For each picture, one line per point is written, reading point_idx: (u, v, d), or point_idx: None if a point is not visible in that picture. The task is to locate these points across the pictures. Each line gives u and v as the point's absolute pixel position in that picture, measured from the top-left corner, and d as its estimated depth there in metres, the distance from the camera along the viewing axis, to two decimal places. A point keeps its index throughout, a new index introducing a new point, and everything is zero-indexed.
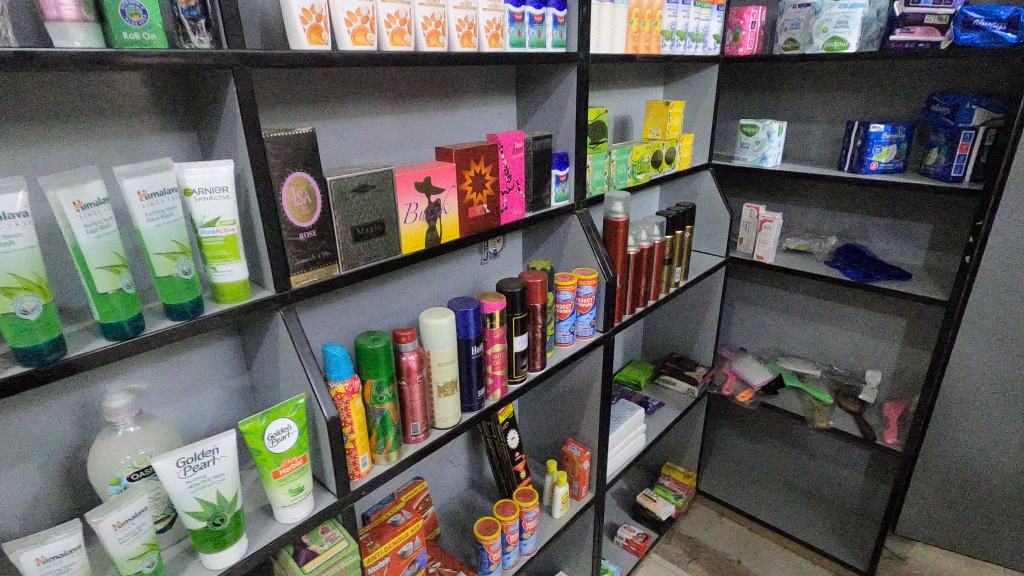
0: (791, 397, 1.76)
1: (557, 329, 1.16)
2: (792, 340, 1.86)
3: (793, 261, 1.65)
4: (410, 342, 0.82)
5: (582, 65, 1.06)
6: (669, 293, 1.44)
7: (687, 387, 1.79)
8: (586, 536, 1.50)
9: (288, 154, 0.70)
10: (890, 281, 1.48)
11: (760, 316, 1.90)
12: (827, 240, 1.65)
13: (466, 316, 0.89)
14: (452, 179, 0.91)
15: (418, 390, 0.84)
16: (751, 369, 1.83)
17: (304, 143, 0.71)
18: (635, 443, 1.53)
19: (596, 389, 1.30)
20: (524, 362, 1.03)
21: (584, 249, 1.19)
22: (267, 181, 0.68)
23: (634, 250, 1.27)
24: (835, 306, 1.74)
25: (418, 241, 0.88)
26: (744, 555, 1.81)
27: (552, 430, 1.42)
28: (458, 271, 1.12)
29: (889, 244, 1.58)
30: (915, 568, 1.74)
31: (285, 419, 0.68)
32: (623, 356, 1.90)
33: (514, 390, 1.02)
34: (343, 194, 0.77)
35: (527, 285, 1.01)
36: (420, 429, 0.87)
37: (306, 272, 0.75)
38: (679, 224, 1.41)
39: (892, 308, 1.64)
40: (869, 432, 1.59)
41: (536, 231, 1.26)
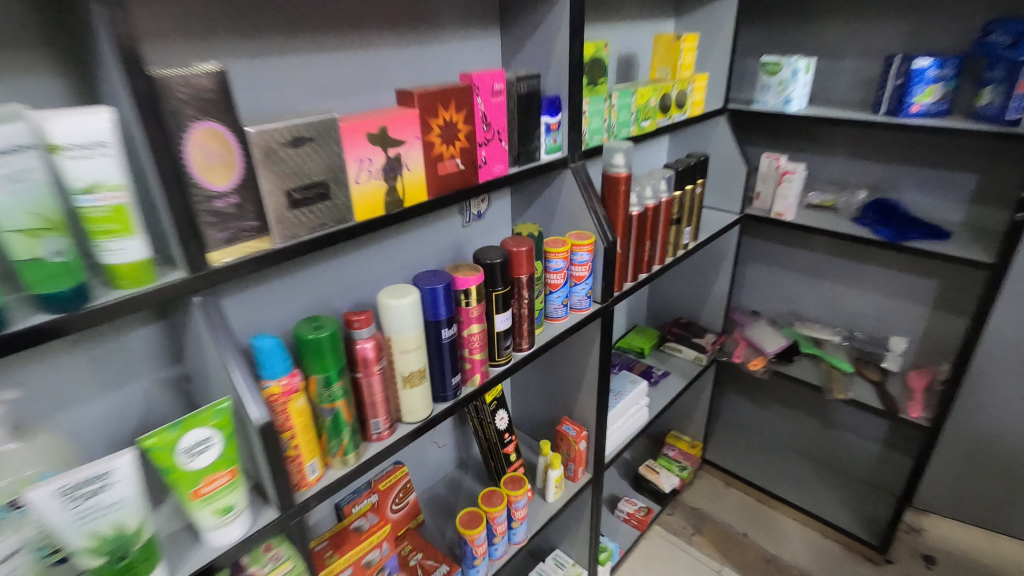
0: (807, 365, 1.65)
1: (548, 302, 1.03)
2: (810, 304, 1.71)
3: (815, 219, 1.49)
4: (365, 328, 0.69)
5: None
6: (677, 257, 1.29)
7: (695, 355, 1.67)
8: (583, 515, 1.41)
9: (189, 101, 0.55)
10: (925, 241, 1.32)
11: (775, 277, 1.75)
12: (854, 195, 1.48)
13: (435, 294, 0.75)
14: (415, 129, 0.75)
15: (377, 383, 0.72)
16: (765, 335, 1.70)
17: (212, 85, 0.56)
18: (638, 418, 1.42)
19: (593, 364, 1.18)
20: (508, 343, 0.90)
21: (579, 210, 1.04)
22: (162, 136, 0.53)
23: (638, 210, 1.12)
24: (859, 267, 1.58)
25: (374, 205, 0.74)
26: (751, 528, 1.75)
27: (546, 406, 1.31)
28: (432, 237, 0.98)
29: (923, 198, 1.41)
30: (930, 541, 1.66)
31: (204, 428, 0.56)
32: (625, 321, 1.78)
33: (497, 375, 0.90)
34: (271, 150, 0.62)
35: (510, 255, 0.87)
36: (383, 425, 0.75)
37: (230, 248, 0.62)
38: (689, 178, 1.25)
39: (923, 269, 1.48)
40: (892, 405, 1.47)
41: (526, 188, 1.11)
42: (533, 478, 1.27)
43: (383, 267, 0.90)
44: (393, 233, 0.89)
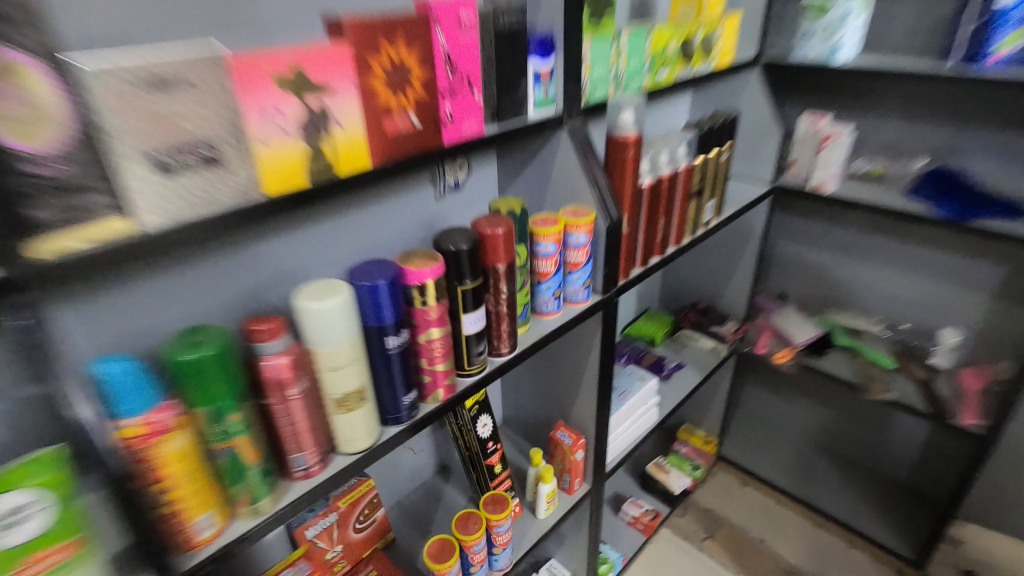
0: (841, 358, 1.46)
1: (536, 294, 0.84)
2: (846, 289, 1.50)
3: (860, 192, 1.27)
4: (275, 341, 0.52)
5: None
6: (697, 237, 1.09)
7: (714, 345, 1.49)
8: (582, 525, 1.26)
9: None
10: (996, 221, 1.10)
11: (808, 257, 1.54)
12: (909, 163, 1.26)
13: (376, 293, 0.57)
14: (347, 71, 0.56)
15: (297, 410, 0.55)
16: (793, 323, 1.51)
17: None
18: (646, 419, 1.25)
19: (593, 364, 1.00)
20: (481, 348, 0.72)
21: (576, 181, 0.84)
22: None
23: (649, 180, 0.92)
24: (908, 249, 1.37)
25: (293, 174, 0.55)
26: (769, 533, 1.59)
27: (540, 407, 1.14)
28: (392, 214, 0.80)
29: (991, 163, 1.15)
30: None
31: (12, 493, 0.40)
32: (636, 305, 1.59)
33: (467, 387, 0.73)
34: (121, 93, 0.43)
35: (483, 239, 0.68)
36: (310, 460, 0.58)
37: (65, 232, 0.44)
38: (715, 142, 1.04)
39: (987, 253, 1.27)
40: (941, 407, 1.28)
41: (513, 154, 0.91)
42: (522, 489, 1.12)
43: (323, 251, 0.73)
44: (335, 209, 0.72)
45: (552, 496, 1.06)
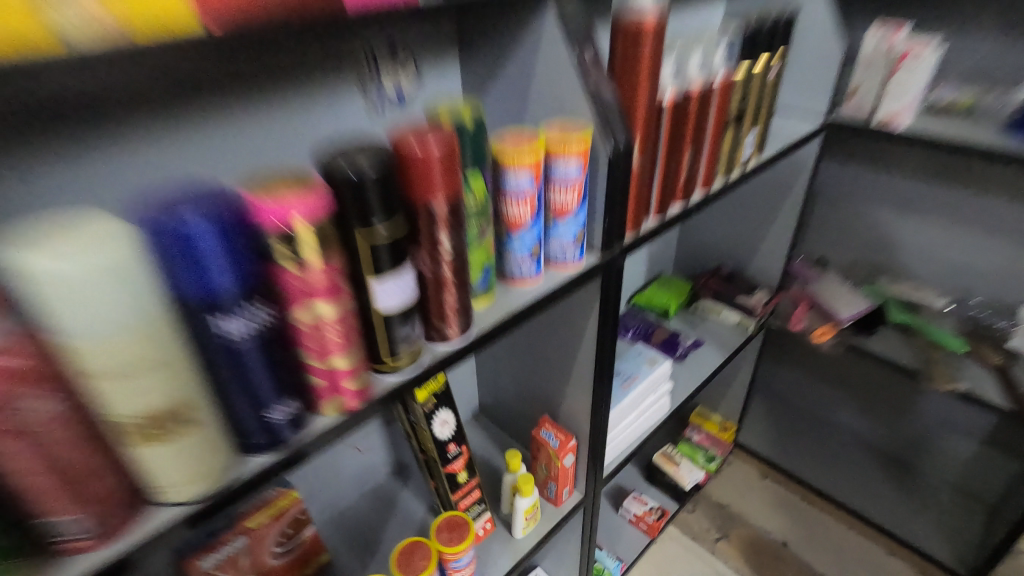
0: (894, 338, 1.20)
1: (504, 252, 0.58)
2: (904, 254, 1.24)
3: (939, 128, 0.99)
4: None
5: None
6: (730, 180, 0.82)
7: (739, 319, 1.23)
8: (574, 538, 1.04)
9: None
10: None
11: (857, 215, 1.27)
12: (1008, 90, 0.96)
13: (192, 246, 0.33)
14: None
15: (37, 453, 0.31)
16: (837, 294, 1.25)
17: None
18: (655, 411, 1.01)
19: (588, 348, 0.75)
20: (410, 331, 0.48)
21: (567, 87, 0.58)
22: None
23: (672, 94, 0.65)
24: (991, 203, 1.09)
25: (22, 16, 0.28)
26: (793, 536, 1.37)
27: (523, 396, 0.91)
28: (278, 130, 0.57)
29: None
30: None
31: None
32: (646, 270, 1.33)
33: (388, 391, 0.48)
34: None
35: (406, 160, 0.43)
36: (90, 525, 0.35)
37: None
38: (763, 49, 0.76)
39: None
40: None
41: (481, 56, 0.65)
42: (498, 499, 0.89)
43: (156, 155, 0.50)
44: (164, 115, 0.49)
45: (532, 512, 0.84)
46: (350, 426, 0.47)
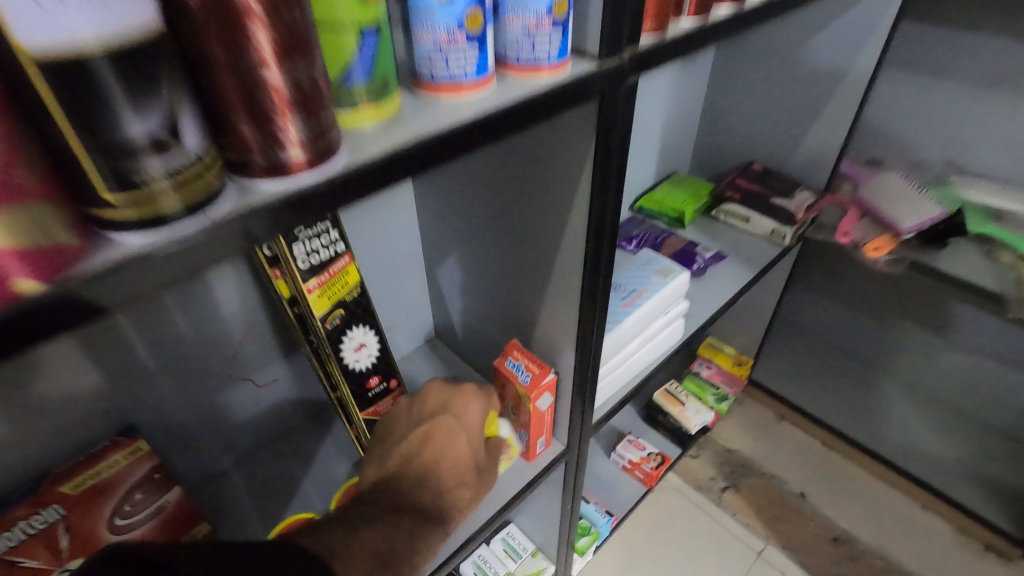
0: (969, 254, 0.94)
1: (416, 13, 0.31)
2: (998, 148, 0.96)
3: None
4: None
5: None
6: None
7: (772, 228, 0.97)
8: (553, 499, 0.82)
9: None
10: None
11: (938, 95, 0.99)
12: None
13: None
14: None
15: None
16: (899, 197, 0.98)
17: None
18: (664, 340, 0.77)
19: (575, 239, 0.49)
20: (160, 137, 0.21)
21: None
22: None
23: None
24: None
25: None
26: (813, 487, 1.18)
27: (487, 314, 0.66)
28: None
29: None
30: None
31: None
32: (657, 166, 1.06)
33: (123, 264, 0.22)
34: None
35: None
36: None
37: None
38: None
39: None
40: None
41: None
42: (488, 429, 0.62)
43: None
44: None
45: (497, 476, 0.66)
46: (14, 339, 0.21)
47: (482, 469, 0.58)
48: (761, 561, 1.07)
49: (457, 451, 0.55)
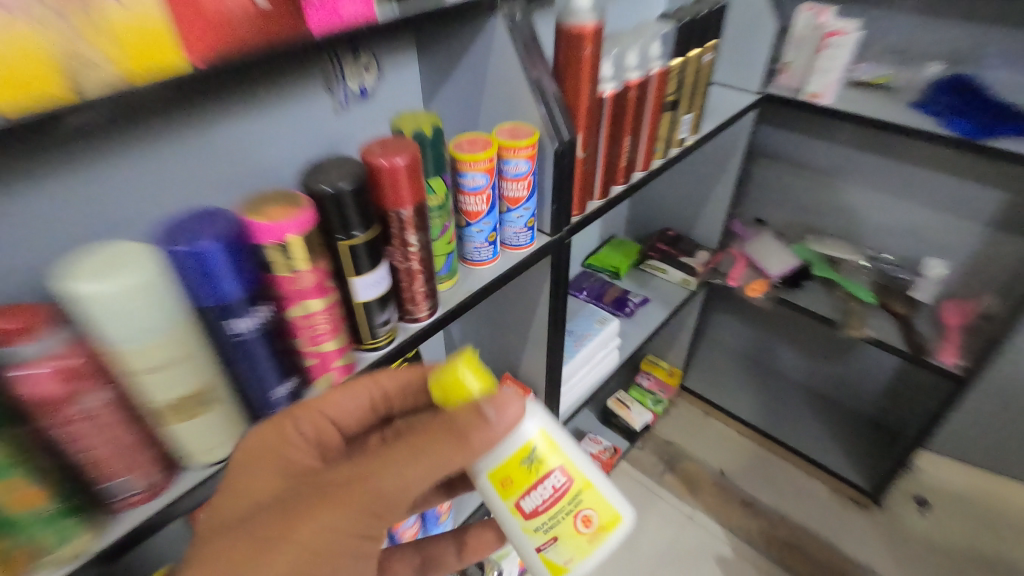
0: (818, 291, 1.33)
1: (464, 238, 0.66)
2: (833, 214, 1.35)
3: (860, 101, 1.07)
4: (33, 341, 0.35)
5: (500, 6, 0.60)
6: (669, 158, 0.90)
7: (683, 278, 1.36)
8: None
9: None
10: (1012, 138, 0.94)
11: (788, 177, 1.37)
12: (921, 68, 1.05)
13: (207, 260, 0.40)
14: None
15: (93, 429, 0.38)
16: (769, 251, 1.37)
17: None
18: (606, 365, 1.13)
19: (541, 316, 0.84)
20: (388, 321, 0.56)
21: (514, 85, 0.63)
22: None
23: (613, 87, 0.70)
24: (901, 168, 1.21)
25: (44, 78, 0.34)
26: (729, 465, 1.55)
27: (486, 357, 1.01)
28: (258, 128, 0.58)
29: (1015, 74, 0.99)
30: (930, 489, 1.46)
31: None
32: (599, 234, 1.43)
33: (370, 367, 0.57)
34: None
35: (373, 171, 0.49)
36: (134, 485, 0.43)
37: None
38: (699, 39, 0.83)
39: (992, 174, 1.11)
40: (919, 346, 1.18)
41: (437, 51, 0.68)
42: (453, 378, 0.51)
43: (151, 176, 0.52)
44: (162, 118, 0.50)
45: (564, 495, 0.54)
46: None
47: (316, 484, 0.46)
48: (690, 521, 1.43)
49: (258, 479, 0.46)
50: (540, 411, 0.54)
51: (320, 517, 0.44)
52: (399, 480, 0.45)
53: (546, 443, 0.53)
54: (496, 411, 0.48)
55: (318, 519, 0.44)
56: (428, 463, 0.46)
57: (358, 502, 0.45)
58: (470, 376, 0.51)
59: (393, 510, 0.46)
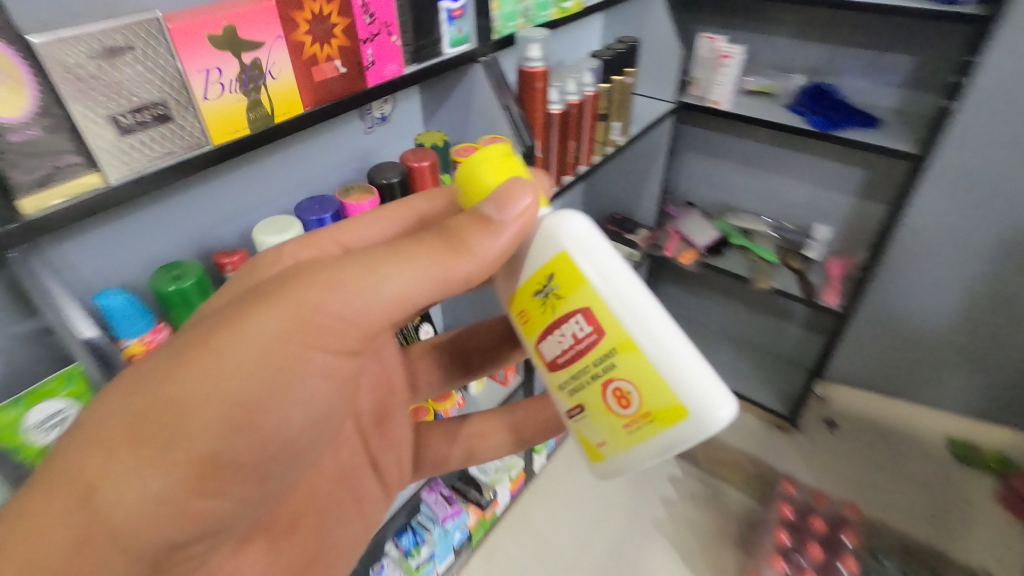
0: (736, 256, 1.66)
1: None
2: (745, 194, 1.68)
3: (751, 106, 1.40)
4: (241, 270, 0.64)
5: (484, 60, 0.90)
6: (605, 155, 1.21)
7: (629, 252, 1.66)
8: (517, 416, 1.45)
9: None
10: (855, 130, 1.28)
11: (708, 166, 1.70)
12: (791, 79, 1.40)
13: (323, 226, 0.68)
14: (277, 26, 0.62)
15: None
16: (696, 227, 1.70)
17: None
18: None
19: None
20: None
21: (492, 110, 0.92)
22: None
23: (560, 107, 1.01)
24: (790, 156, 1.54)
25: (236, 124, 0.62)
26: None
27: None
28: (326, 148, 0.83)
29: (860, 82, 1.33)
30: (837, 410, 1.81)
31: (55, 400, 0.52)
32: None
33: None
34: (75, 69, 0.49)
35: (408, 171, 0.77)
36: None
37: (49, 190, 0.51)
38: (619, 67, 1.14)
39: (853, 156, 1.45)
40: (811, 291, 1.52)
41: (433, 86, 0.96)
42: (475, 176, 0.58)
43: (266, 186, 0.75)
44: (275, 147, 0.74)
45: (595, 347, 0.56)
46: None
47: (254, 292, 0.50)
48: None
49: (216, 302, 0.51)
50: (572, 242, 0.56)
51: (240, 323, 0.47)
52: (373, 277, 0.50)
53: (569, 274, 0.55)
54: (500, 206, 0.53)
55: (239, 333, 0.46)
56: (408, 262, 0.51)
57: (303, 313, 0.48)
58: (485, 172, 0.57)
59: (339, 320, 0.50)
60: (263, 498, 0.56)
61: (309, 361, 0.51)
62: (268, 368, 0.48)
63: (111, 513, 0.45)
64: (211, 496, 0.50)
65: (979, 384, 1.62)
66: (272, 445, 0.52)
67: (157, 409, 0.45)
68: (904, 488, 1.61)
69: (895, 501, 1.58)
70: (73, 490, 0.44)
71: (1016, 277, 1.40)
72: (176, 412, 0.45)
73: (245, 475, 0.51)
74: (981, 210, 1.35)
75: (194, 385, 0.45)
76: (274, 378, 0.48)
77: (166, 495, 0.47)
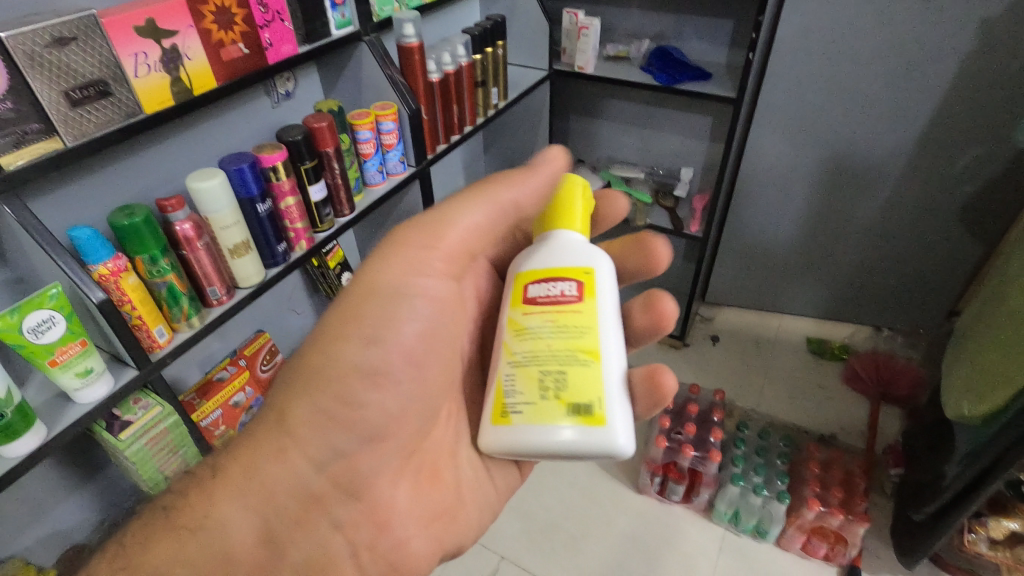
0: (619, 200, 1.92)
1: (364, 171, 1.13)
2: (623, 148, 1.94)
3: (614, 69, 1.64)
4: (179, 211, 0.81)
5: (368, 40, 1.08)
6: (488, 117, 1.42)
7: None
8: None
9: None
10: (692, 82, 1.55)
11: (589, 125, 1.95)
12: (642, 43, 1.64)
13: (243, 174, 0.86)
14: (186, 18, 0.80)
15: (205, 256, 0.84)
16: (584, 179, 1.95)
17: None
18: None
19: None
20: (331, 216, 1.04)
21: (379, 80, 1.11)
22: None
23: (437, 76, 1.21)
24: (654, 110, 1.81)
25: (162, 98, 0.79)
26: None
27: None
28: (240, 121, 1.00)
29: (697, 43, 1.61)
30: (718, 326, 2.14)
31: (43, 310, 0.68)
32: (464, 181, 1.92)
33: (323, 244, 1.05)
34: (30, 53, 0.65)
35: (311, 130, 0.95)
36: (220, 291, 0.88)
37: (19, 150, 0.66)
38: (490, 40, 1.35)
39: (702, 108, 1.74)
40: (678, 224, 1.81)
41: (328, 63, 1.13)
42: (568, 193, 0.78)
43: (189, 153, 0.92)
44: (192, 120, 0.91)
45: None
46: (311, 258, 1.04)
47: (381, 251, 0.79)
48: None
49: None
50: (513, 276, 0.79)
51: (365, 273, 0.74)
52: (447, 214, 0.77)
53: None
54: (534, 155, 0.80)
55: (362, 275, 0.74)
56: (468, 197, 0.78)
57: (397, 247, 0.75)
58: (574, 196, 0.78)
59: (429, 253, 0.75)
60: (409, 421, 0.75)
61: (411, 292, 0.73)
62: (381, 295, 0.73)
63: (294, 424, 0.71)
64: (365, 409, 0.71)
65: (820, 289, 1.98)
66: (399, 365, 0.72)
67: (313, 345, 0.73)
68: (770, 380, 1.94)
69: (763, 390, 1.91)
70: (275, 414, 0.73)
71: (832, 196, 1.74)
72: (325, 340, 0.73)
73: (380, 390, 0.72)
74: (799, 142, 1.66)
75: (333, 317, 0.73)
76: (386, 305, 0.73)
77: (326, 407, 0.71)
